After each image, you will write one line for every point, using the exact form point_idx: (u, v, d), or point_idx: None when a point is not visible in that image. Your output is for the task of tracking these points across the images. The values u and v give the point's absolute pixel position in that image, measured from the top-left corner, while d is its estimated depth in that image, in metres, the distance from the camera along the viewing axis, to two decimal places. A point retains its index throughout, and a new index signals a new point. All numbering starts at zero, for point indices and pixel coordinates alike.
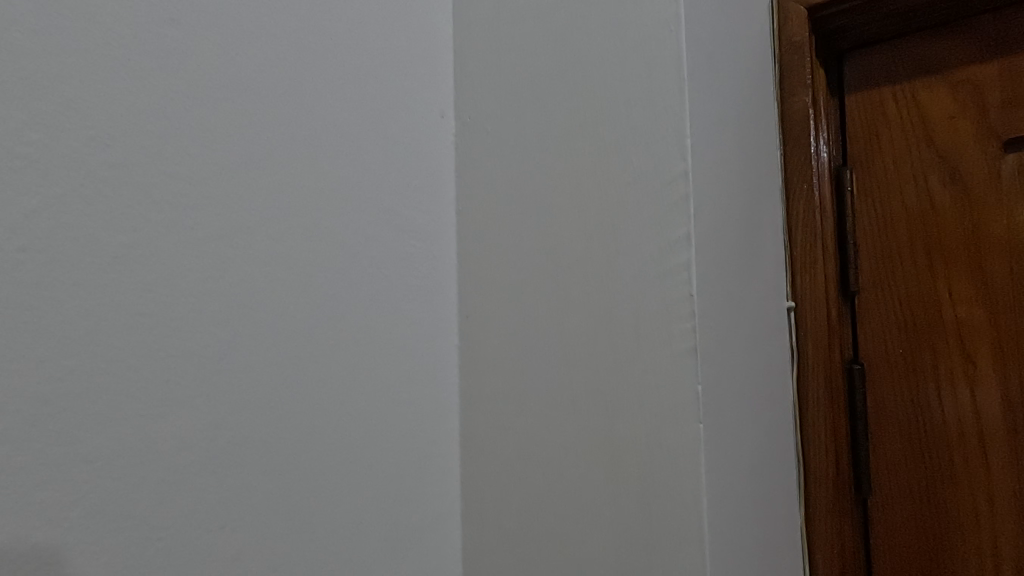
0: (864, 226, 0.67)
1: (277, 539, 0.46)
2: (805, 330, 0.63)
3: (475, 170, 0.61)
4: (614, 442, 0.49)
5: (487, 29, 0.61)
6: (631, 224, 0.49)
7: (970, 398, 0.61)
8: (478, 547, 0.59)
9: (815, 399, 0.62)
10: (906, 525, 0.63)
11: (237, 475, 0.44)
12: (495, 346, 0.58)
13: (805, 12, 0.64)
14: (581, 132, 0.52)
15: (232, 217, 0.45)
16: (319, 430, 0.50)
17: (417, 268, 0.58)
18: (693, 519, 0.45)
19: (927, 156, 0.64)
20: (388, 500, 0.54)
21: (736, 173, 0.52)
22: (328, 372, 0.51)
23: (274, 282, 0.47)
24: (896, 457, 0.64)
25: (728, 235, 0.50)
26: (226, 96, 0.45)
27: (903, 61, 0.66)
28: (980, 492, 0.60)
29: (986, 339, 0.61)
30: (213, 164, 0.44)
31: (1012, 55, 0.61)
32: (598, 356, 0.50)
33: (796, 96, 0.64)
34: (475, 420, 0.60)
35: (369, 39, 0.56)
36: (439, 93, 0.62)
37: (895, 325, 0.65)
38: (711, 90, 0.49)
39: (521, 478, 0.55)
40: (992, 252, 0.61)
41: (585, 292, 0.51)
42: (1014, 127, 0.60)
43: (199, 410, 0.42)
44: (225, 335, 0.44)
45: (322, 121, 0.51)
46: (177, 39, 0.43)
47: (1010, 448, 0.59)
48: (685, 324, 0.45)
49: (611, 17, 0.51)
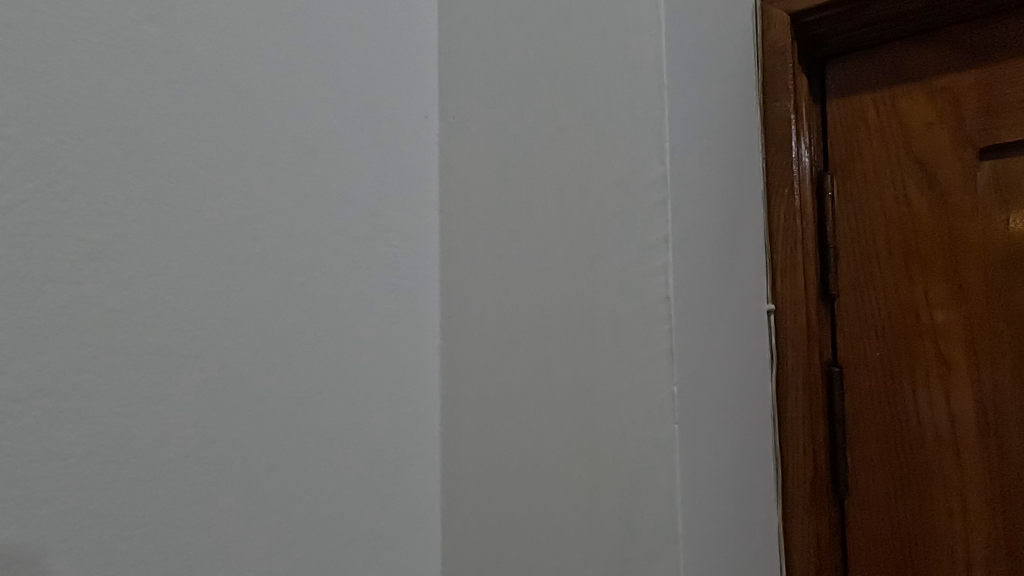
0: (844, 231, 0.68)
1: (253, 538, 0.46)
2: (786, 332, 0.63)
3: (458, 171, 0.61)
4: (592, 442, 0.50)
5: (472, 30, 0.61)
6: (611, 226, 0.49)
7: (944, 400, 0.62)
8: (458, 547, 0.59)
9: (794, 401, 0.63)
10: (882, 526, 0.64)
11: (214, 473, 0.44)
12: (477, 347, 0.58)
13: (788, 18, 0.65)
14: (563, 133, 0.53)
15: (211, 215, 0.45)
16: (297, 429, 0.50)
17: (398, 267, 0.58)
18: (667, 520, 0.45)
19: (905, 162, 0.65)
20: (368, 499, 0.55)
21: (716, 176, 0.53)
22: (307, 372, 0.51)
23: (252, 281, 0.47)
24: (873, 458, 0.65)
25: (708, 239, 0.51)
26: (207, 94, 0.45)
27: (883, 69, 0.67)
28: (953, 494, 0.61)
29: (960, 343, 0.62)
30: (193, 162, 0.44)
31: (988, 65, 0.62)
32: (578, 358, 0.51)
33: (779, 101, 0.65)
34: (456, 420, 0.60)
35: (352, 38, 0.56)
36: (424, 93, 0.62)
37: (873, 329, 0.66)
38: (691, 95, 0.50)
39: (502, 478, 0.56)
40: (966, 257, 0.62)
41: (566, 293, 0.52)
42: (989, 135, 0.62)
43: (176, 408, 0.42)
44: (204, 333, 0.44)
45: (304, 120, 0.51)
46: (157, 36, 0.42)
47: (982, 450, 0.60)
48: (662, 326, 0.46)
49: (593, 20, 0.52)
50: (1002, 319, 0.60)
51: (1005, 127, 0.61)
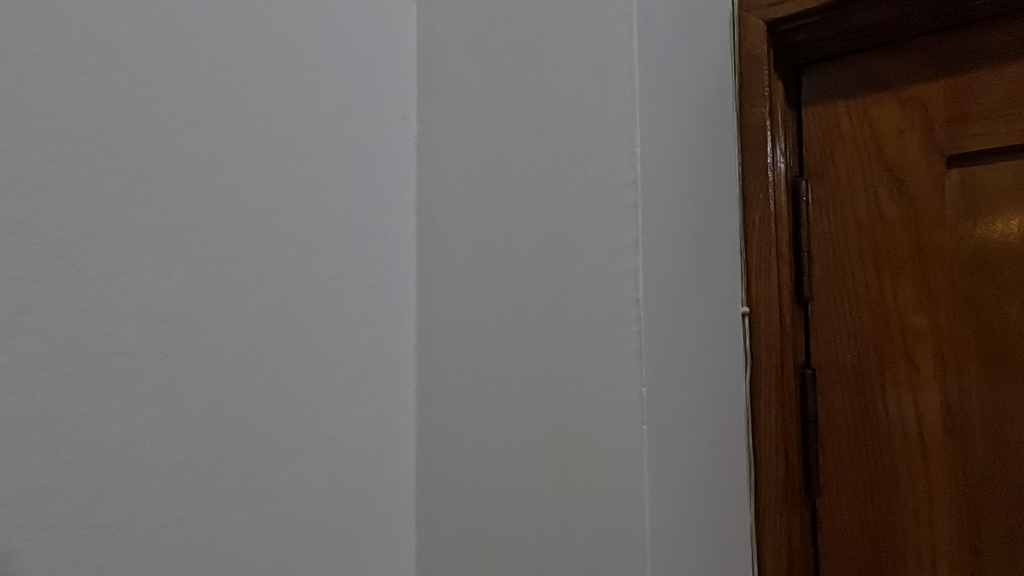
0: (818, 236, 0.69)
1: (220, 538, 0.46)
2: (760, 334, 0.65)
3: (436, 173, 0.62)
4: (565, 442, 0.50)
5: (450, 33, 0.61)
6: (584, 228, 0.50)
7: (912, 403, 0.64)
8: (432, 547, 0.59)
9: (767, 401, 0.64)
10: (851, 525, 0.66)
11: (182, 473, 0.44)
12: (454, 347, 0.59)
13: (764, 27, 0.66)
14: (538, 137, 0.53)
15: (181, 215, 0.45)
16: (269, 430, 0.50)
17: (374, 268, 0.58)
18: (635, 520, 0.46)
19: (877, 169, 0.67)
20: (340, 499, 0.55)
21: (688, 182, 0.54)
22: (279, 371, 0.51)
23: (225, 280, 0.47)
24: (843, 459, 0.67)
25: (679, 243, 0.52)
26: (179, 94, 0.45)
27: (857, 77, 0.69)
28: (919, 494, 0.63)
29: (928, 346, 0.63)
30: (164, 161, 0.44)
31: (956, 75, 0.63)
32: (552, 359, 0.51)
33: (755, 108, 0.67)
34: (431, 420, 0.60)
35: (330, 40, 0.56)
36: (402, 94, 0.62)
37: (845, 332, 0.67)
38: (663, 100, 0.51)
39: (476, 478, 0.56)
40: (934, 264, 0.63)
41: (539, 294, 0.52)
42: (956, 144, 0.63)
43: (144, 407, 0.42)
44: (173, 333, 0.44)
45: (279, 121, 0.51)
46: (129, 35, 0.42)
47: (948, 452, 0.62)
48: (631, 328, 0.47)
49: (567, 25, 0.52)
50: (967, 323, 0.62)
51: (971, 136, 0.62)
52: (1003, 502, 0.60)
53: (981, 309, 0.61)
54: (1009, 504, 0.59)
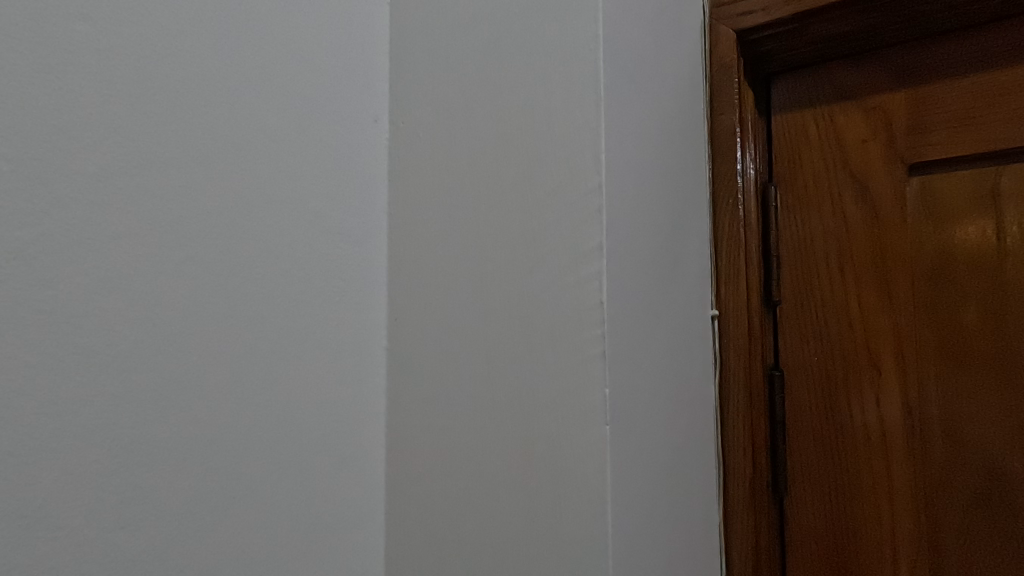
0: (786, 240, 0.71)
1: (182, 540, 0.46)
2: (728, 336, 0.66)
3: (407, 175, 0.62)
4: (531, 443, 0.51)
5: (421, 37, 0.62)
6: (551, 231, 0.51)
7: (875, 404, 0.65)
8: (400, 549, 0.59)
9: (735, 404, 0.65)
10: (817, 525, 0.67)
11: (142, 475, 0.44)
12: (424, 349, 0.59)
13: (734, 36, 0.67)
14: (507, 141, 0.54)
15: (142, 215, 0.44)
16: (232, 431, 0.50)
17: (342, 269, 0.59)
18: (596, 517, 0.47)
19: (842, 176, 0.68)
20: (307, 500, 0.55)
21: (653, 187, 0.55)
22: (245, 372, 0.51)
23: (189, 281, 0.47)
24: (810, 459, 0.68)
25: (644, 247, 0.53)
26: (141, 94, 0.45)
27: (823, 87, 0.70)
28: (881, 493, 0.65)
29: (890, 349, 0.65)
30: (127, 161, 0.44)
31: (916, 86, 0.66)
32: (519, 359, 0.52)
33: (725, 115, 0.68)
34: (401, 422, 0.61)
35: (300, 43, 0.56)
36: (374, 97, 0.63)
37: (812, 334, 0.69)
38: (628, 108, 0.52)
39: (446, 479, 0.56)
40: (895, 269, 0.65)
41: (507, 296, 0.53)
42: (916, 153, 0.65)
43: (103, 408, 0.42)
44: (134, 334, 0.44)
45: (245, 123, 0.51)
46: (90, 34, 0.42)
47: (908, 452, 0.64)
48: (595, 330, 0.48)
49: (534, 32, 0.53)
50: (926, 327, 0.64)
51: (930, 145, 0.64)
52: (959, 501, 0.62)
53: (940, 313, 0.63)
54: (965, 503, 0.61)
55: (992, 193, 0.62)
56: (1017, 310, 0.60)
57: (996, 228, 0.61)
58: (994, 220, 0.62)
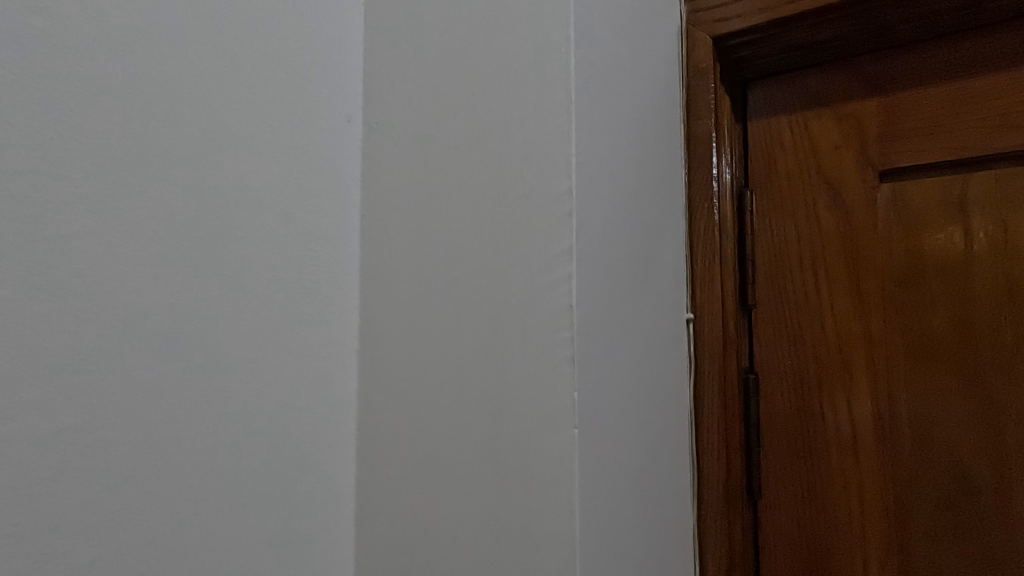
0: (762, 245, 0.71)
1: (141, 545, 0.45)
2: (703, 340, 0.66)
3: (380, 177, 0.61)
4: (501, 446, 0.50)
5: (394, 39, 0.61)
6: (522, 235, 0.51)
7: (847, 407, 0.66)
8: (371, 553, 0.59)
9: (709, 407, 0.65)
10: (790, 528, 0.68)
11: (98, 480, 0.43)
12: (395, 352, 0.58)
13: (710, 42, 0.68)
14: (479, 143, 0.54)
15: (100, 214, 0.44)
16: (194, 435, 0.49)
17: (312, 271, 0.58)
18: (564, 519, 0.46)
19: (816, 182, 0.69)
20: (273, 506, 0.54)
21: (625, 191, 0.55)
22: (211, 375, 0.50)
23: (151, 283, 0.46)
24: (783, 462, 0.68)
25: (615, 252, 0.53)
26: (101, 91, 0.44)
27: (798, 94, 0.71)
28: (853, 495, 0.65)
29: (862, 353, 0.66)
30: (85, 160, 0.43)
31: (887, 94, 0.67)
32: (490, 362, 0.52)
33: (701, 119, 0.69)
34: (372, 425, 0.60)
35: (270, 42, 0.56)
36: (348, 97, 0.62)
37: (786, 338, 0.69)
38: (600, 112, 0.52)
39: (417, 482, 0.56)
40: (866, 274, 0.66)
41: (478, 298, 0.53)
42: (886, 160, 0.66)
43: (56, 412, 0.41)
44: (91, 336, 0.43)
45: (211, 122, 0.51)
46: (48, 31, 0.42)
47: (878, 455, 0.64)
48: (564, 333, 0.47)
49: (507, 35, 0.53)
50: (896, 332, 0.65)
51: (901, 153, 0.65)
52: (927, 503, 0.62)
53: (910, 319, 0.64)
54: (933, 505, 0.62)
55: (960, 200, 0.63)
56: (983, 315, 0.61)
57: (965, 234, 0.62)
58: (962, 226, 0.63)
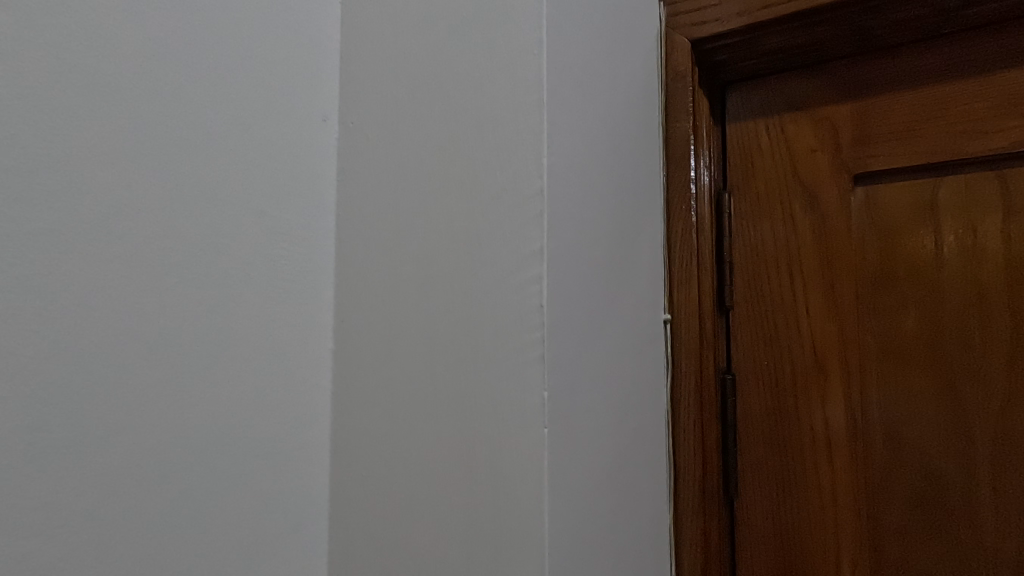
0: (739, 247, 0.72)
1: (107, 545, 0.45)
2: (681, 340, 0.67)
3: (355, 176, 0.61)
4: (474, 443, 0.50)
5: (370, 39, 0.61)
6: (494, 235, 0.51)
7: (821, 407, 0.67)
8: (346, 553, 0.59)
9: (687, 407, 0.66)
10: (765, 525, 0.68)
11: (61, 480, 0.42)
12: (370, 350, 0.58)
13: (688, 45, 0.69)
14: (454, 143, 0.54)
15: (67, 209, 0.43)
16: (163, 434, 0.48)
17: (286, 270, 0.58)
18: (534, 517, 0.47)
19: (791, 184, 0.70)
20: (245, 505, 0.53)
21: (597, 192, 0.55)
22: (181, 373, 0.50)
23: (120, 280, 0.46)
24: (759, 460, 0.69)
25: (587, 252, 0.53)
26: (67, 87, 0.44)
27: (774, 97, 0.72)
28: (826, 493, 0.66)
29: (836, 353, 0.67)
30: (52, 156, 0.43)
31: (861, 99, 0.67)
32: (463, 360, 0.52)
33: (679, 121, 0.69)
34: (347, 425, 0.60)
35: (244, 39, 0.55)
36: (324, 96, 0.62)
37: (762, 338, 0.70)
38: (572, 114, 0.52)
39: (391, 481, 0.56)
40: (841, 276, 0.67)
41: (452, 297, 0.53)
42: (861, 163, 0.67)
43: (19, 410, 0.40)
44: (56, 333, 0.42)
45: (183, 119, 0.50)
46: (12, 24, 0.41)
47: (852, 454, 0.65)
48: (535, 333, 0.48)
49: (480, 36, 0.53)
50: (869, 332, 0.66)
51: (874, 156, 0.66)
52: (899, 502, 0.63)
53: (882, 320, 0.65)
54: (904, 503, 0.63)
55: (931, 203, 0.64)
56: (953, 317, 0.62)
57: (935, 238, 0.63)
58: (933, 230, 0.64)
